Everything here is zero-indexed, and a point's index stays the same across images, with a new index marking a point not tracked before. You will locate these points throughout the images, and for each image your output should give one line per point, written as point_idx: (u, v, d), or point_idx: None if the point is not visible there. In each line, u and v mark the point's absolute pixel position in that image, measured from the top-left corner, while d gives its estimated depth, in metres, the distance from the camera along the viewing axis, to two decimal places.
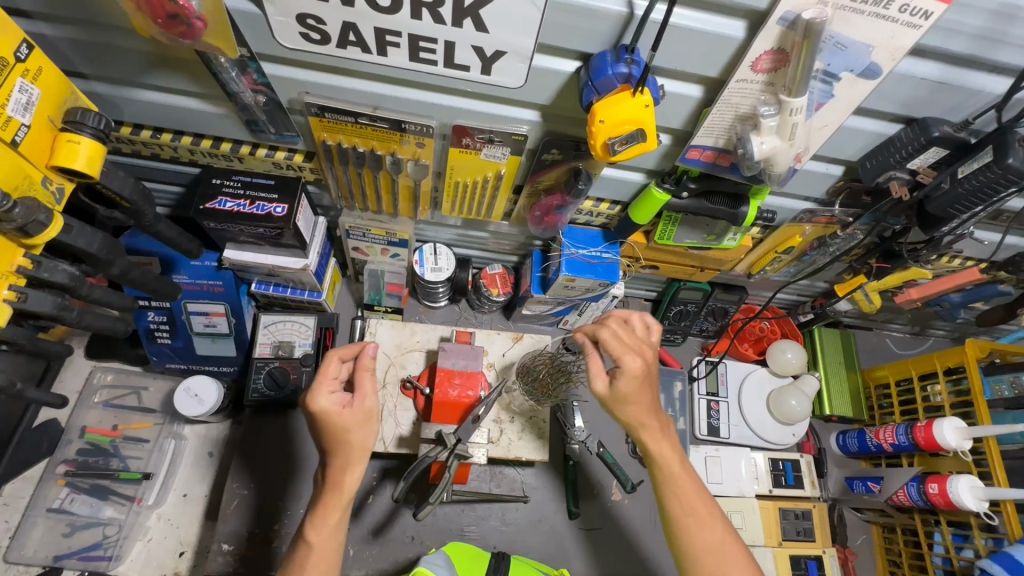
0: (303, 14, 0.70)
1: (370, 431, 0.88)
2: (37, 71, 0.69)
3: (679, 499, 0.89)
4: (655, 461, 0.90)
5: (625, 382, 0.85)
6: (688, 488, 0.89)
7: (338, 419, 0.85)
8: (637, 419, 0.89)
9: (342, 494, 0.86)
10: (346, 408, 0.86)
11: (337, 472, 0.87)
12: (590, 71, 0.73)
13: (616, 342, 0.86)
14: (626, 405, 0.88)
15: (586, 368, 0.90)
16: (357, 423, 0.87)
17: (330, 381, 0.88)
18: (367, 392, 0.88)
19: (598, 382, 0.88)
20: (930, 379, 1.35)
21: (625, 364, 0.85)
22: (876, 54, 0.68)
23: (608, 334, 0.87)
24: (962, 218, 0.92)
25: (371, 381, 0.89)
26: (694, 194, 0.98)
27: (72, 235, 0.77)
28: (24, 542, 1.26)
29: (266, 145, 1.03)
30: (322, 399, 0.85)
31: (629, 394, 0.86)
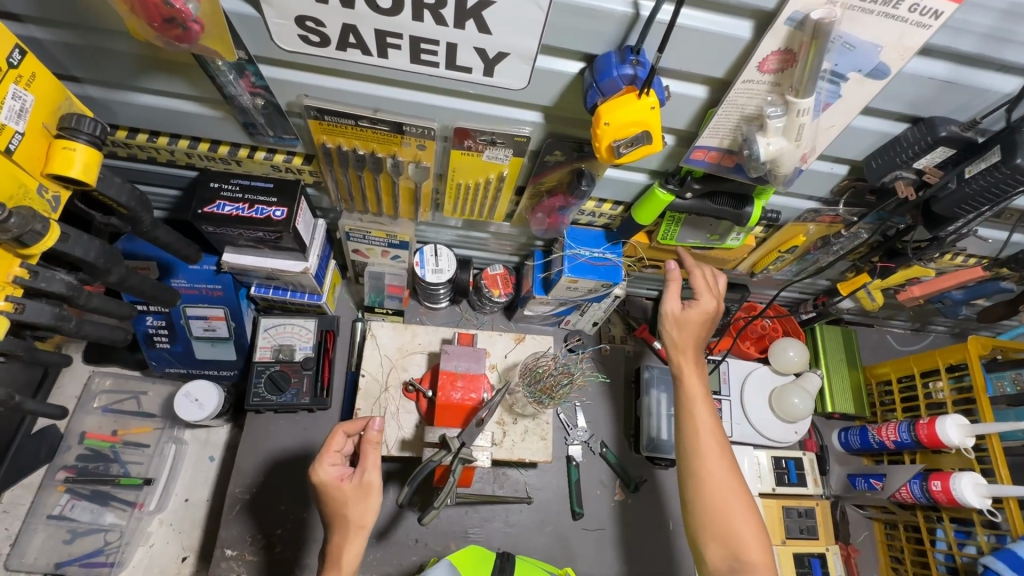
0: (302, 16, 0.69)
1: (369, 508, 0.92)
2: (31, 78, 0.67)
3: (691, 427, 0.97)
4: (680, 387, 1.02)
5: (692, 314, 1.02)
6: (705, 420, 0.98)
7: (340, 491, 0.91)
8: (678, 347, 1.03)
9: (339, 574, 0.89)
10: (346, 480, 0.92)
11: (336, 544, 0.91)
12: (595, 73, 0.72)
13: (706, 282, 1.03)
14: (677, 330, 1.03)
15: (665, 290, 1.03)
16: (354, 497, 0.92)
17: (334, 454, 0.94)
18: (368, 468, 0.93)
19: (667, 304, 1.03)
20: (932, 375, 1.35)
21: (708, 301, 1.02)
22: (884, 54, 0.67)
23: (698, 273, 1.04)
24: (968, 218, 0.92)
25: (375, 457, 0.94)
26: (698, 194, 0.97)
27: (69, 243, 0.75)
28: (24, 549, 1.26)
29: (264, 148, 1.01)
30: (325, 471, 0.92)
31: (690, 324, 1.02)
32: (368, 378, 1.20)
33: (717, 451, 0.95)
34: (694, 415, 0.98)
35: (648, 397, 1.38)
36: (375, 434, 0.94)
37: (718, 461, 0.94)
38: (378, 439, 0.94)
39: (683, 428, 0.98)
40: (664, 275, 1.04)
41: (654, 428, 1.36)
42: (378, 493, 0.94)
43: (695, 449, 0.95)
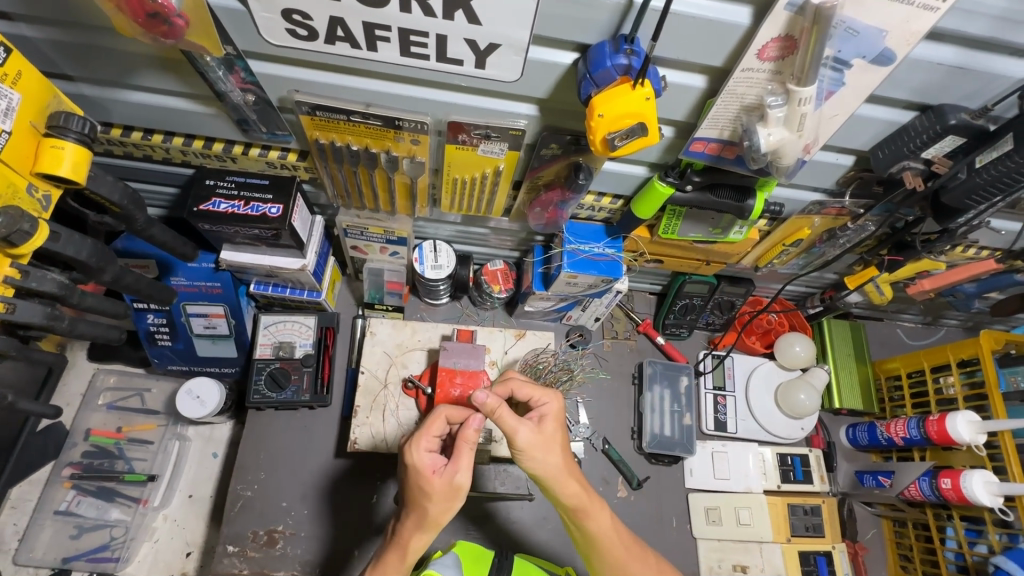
0: (288, 9, 0.67)
1: (450, 508, 0.83)
2: (16, 75, 0.67)
3: (610, 554, 0.86)
4: (587, 520, 0.85)
5: (549, 423, 0.86)
6: (616, 540, 0.87)
7: (429, 484, 0.81)
8: (564, 470, 0.83)
9: (403, 556, 0.85)
10: (436, 473, 0.82)
11: (406, 533, 0.84)
12: (589, 64, 0.70)
13: (532, 386, 0.89)
14: (549, 455, 0.83)
15: (506, 422, 0.81)
16: (441, 495, 0.81)
17: (429, 438, 0.84)
18: (461, 470, 0.81)
19: (519, 435, 0.81)
20: (942, 371, 1.32)
21: (555, 402, 0.88)
22: (890, 39, 0.64)
23: (516, 384, 0.89)
24: (979, 209, 0.89)
25: (469, 457, 0.83)
26: (699, 187, 0.95)
27: (60, 243, 0.75)
28: (32, 544, 1.27)
29: (259, 144, 1.01)
30: (419, 458, 0.81)
31: (552, 435, 0.85)
32: (367, 375, 1.20)
33: (641, 563, 0.88)
34: (608, 542, 0.86)
35: (649, 394, 1.38)
36: (470, 432, 0.81)
37: (650, 575, 0.88)
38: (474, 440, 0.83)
39: (603, 557, 0.87)
40: (481, 411, 0.80)
41: (656, 424, 1.36)
42: (464, 497, 0.83)
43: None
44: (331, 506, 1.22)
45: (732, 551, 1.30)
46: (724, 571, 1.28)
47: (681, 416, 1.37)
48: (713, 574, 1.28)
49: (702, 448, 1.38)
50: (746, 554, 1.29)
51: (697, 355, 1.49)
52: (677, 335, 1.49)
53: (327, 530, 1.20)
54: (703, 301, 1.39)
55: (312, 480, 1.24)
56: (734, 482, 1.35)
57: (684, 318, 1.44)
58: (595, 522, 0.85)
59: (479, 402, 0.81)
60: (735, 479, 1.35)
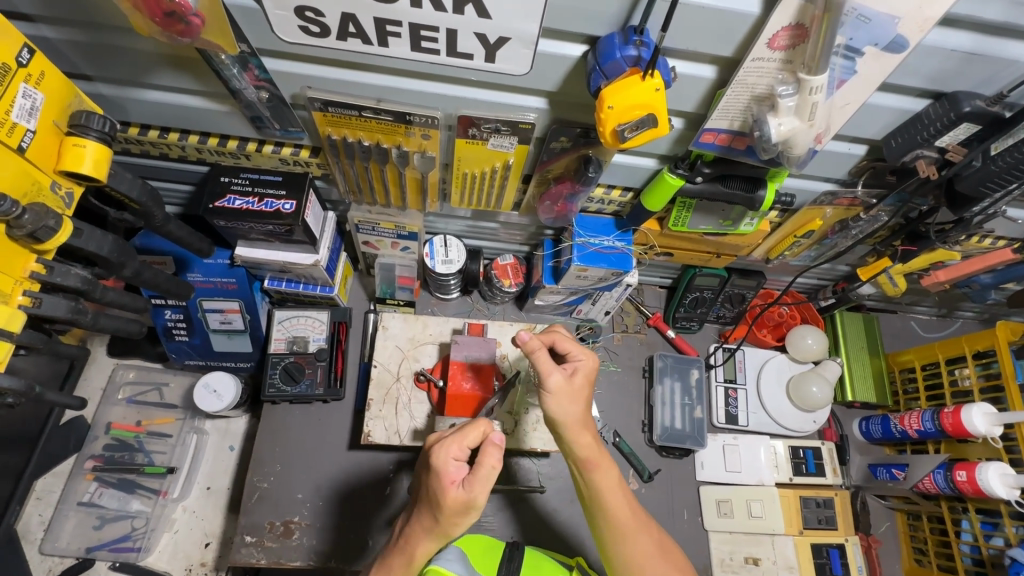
0: (301, 6, 0.68)
1: (460, 524, 0.79)
2: (40, 76, 0.69)
3: (614, 517, 0.87)
4: (595, 473, 0.87)
5: (579, 378, 0.88)
6: (622, 499, 0.88)
7: (445, 496, 0.77)
8: (580, 422, 0.87)
9: (410, 562, 0.85)
10: (456, 486, 0.77)
11: (413, 534, 0.85)
12: (598, 56, 0.70)
13: (572, 341, 0.91)
14: (572, 405, 0.86)
15: (539, 364, 0.86)
16: (453, 508, 0.77)
17: (458, 448, 0.80)
18: (477, 489, 0.76)
19: (550, 378, 0.85)
20: (957, 362, 1.31)
21: (591, 360, 0.90)
22: (903, 26, 0.64)
23: (557, 338, 0.92)
24: (995, 198, 0.88)
25: (489, 479, 0.77)
26: (709, 178, 0.95)
27: (83, 238, 0.77)
28: (57, 534, 1.31)
29: (272, 141, 1.02)
30: (443, 464, 0.77)
31: (577, 390, 0.88)
32: (380, 369, 1.21)
33: (642, 531, 0.87)
34: (611, 501, 0.87)
35: (660, 387, 1.39)
36: (494, 457, 0.77)
37: (653, 546, 0.87)
38: (498, 462, 0.77)
39: (605, 518, 0.87)
40: (521, 348, 0.88)
41: (667, 417, 1.36)
42: (474, 516, 0.78)
43: (630, 545, 0.86)
44: (345, 499, 1.24)
45: (743, 543, 1.30)
46: (736, 563, 1.28)
47: (692, 409, 1.37)
48: (725, 566, 1.28)
49: (714, 442, 1.38)
50: (757, 546, 1.29)
51: (707, 348, 1.49)
52: (687, 328, 1.49)
53: (340, 522, 1.21)
54: (713, 294, 1.39)
55: (326, 473, 1.26)
56: (746, 475, 1.35)
57: (694, 311, 1.44)
58: (602, 477, 0.87)
59: (521, 342, 0.89)
60: (747, 472, 1.35)
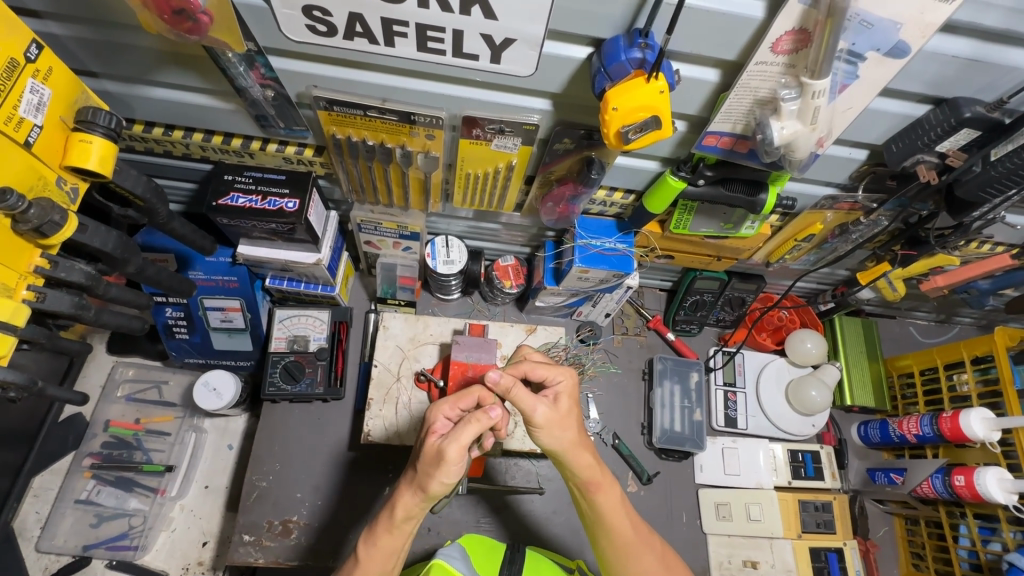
0: (309, 6, 0.69)
1: (435, 477, 0.76)
2: (47, 72, 0.69)
3: (616, 532, 0.87)
4: (598, 495, 0.86)
5: (564, 401, 0.84)
6: (624, 517, 0.87)
7: (425, 442, 0.80)
8: (577, 444, 0.83)
9: (392, 522, 0.81)
10: (438, 436, 0.80)
11: (396, 494, 0.81)
12: (603, 58, 0.71)
13: (545, 366, 0.87)
14: (564, 431, 0.82)
15: (521, 402, 0.79)
16: (428, 457, 0.77)
17: (453, 407, 0.84)
18: (452, 437, 0.74)
19: (537, 413, 0.81)
20: (955, 368, 1.32)
21: (569, 380, 0.87)
22: (905, 31, 0.65)
23: (528, 367, 0.87)
24: (994, 204, 0.89)
25: (465, 432, 0.74)
26: (711, 181, 0.95)
27: (87, 234, 0.77)
28: (54, 532, 1.31)
29: (276, 140, 1.03)
30: (432, 415, 0.82)
31: (560, 417, 0.82)
32: (381, 368, 1.21)
33: (644, 549, 0.87)
34: (614, 521, 0.86)
35: (659, 389, 1.39)
36: (485, 416, 0.75)
37: (652, 554, 0.88)
38: (480, 418, 0.75)
39: (608, 536, 0.87)
40: (494, 390, 0.80)
41: (666, 419, 1.36)
42: (446, 470, 0.75)
43: (626, 557, 0.87)
44: (345, 499, 1.23)
45: (742, 547, 1.30)
46: (734, 567, 1.28)
47: (691, 412, 1.38)
48: (723, 569, 1.28)
49: (713, 444, 1.39)
50: (756, 550, 1.29)
51: (707, 351, 1.50)
52: (687, 332, 1.50)
53: (338, 521, 1.21)
54: (714, 297, 1.39)
55: (326, 472, 1.26)
56: (745, 478, 1.35)
57: (694, 314, 1.45)
58: (605, 498, 0.86)
59: (493, 382, 0.80)
60: (746, 475, 1.35)
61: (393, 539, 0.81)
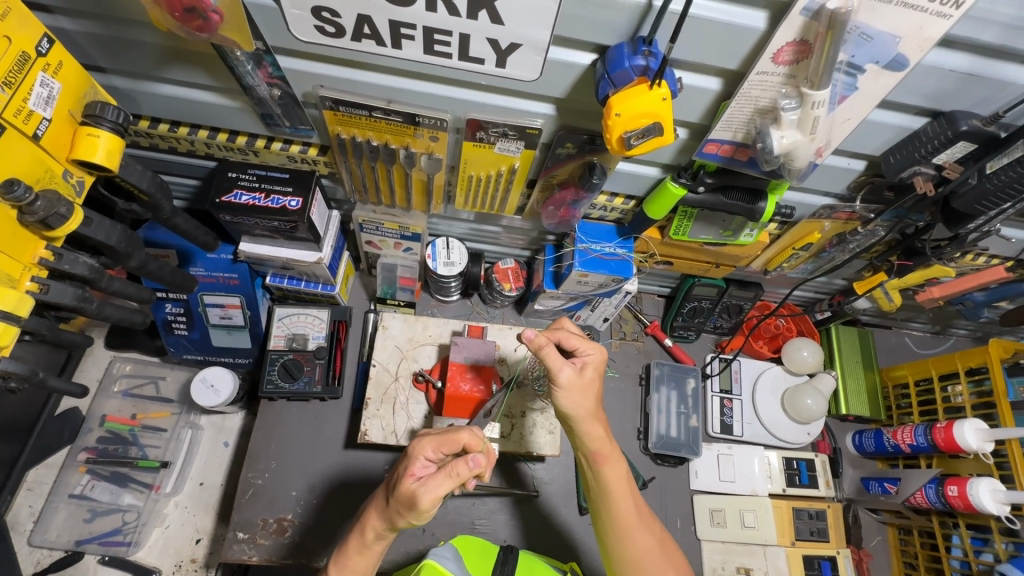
0: (318, 7, 0.70)
1: (405, 517, 0.77)
2: (58, 66, 0.70)
3: (618, 508, 0.88)
4: (603, 467, 0.89)
5: (589, 371, 0.89)
6: (627, 495, 0.89)
7: (401, 484, 0.77)
8: (591, 414, 0.89)
9: (362, 543, 0.83)
10: (413, 479, 0.78)
11: (366, 514, 0.84)
12: (607, 64, 0.72)
13: (579, 338, 0.91)
14: (583, 398, 0.88)
15: (549, 361, 0.87)
16: (401, 496, 0.77)
17: (435, 450, 0.82)
18: (426, 487, 0.75)
19: (561, 374, 0.87)
20: (950, 379, 1.32)
21: (599, 354, 0.90)
22: (904, 45, 0.66)
23: (563, 335, 0.91)
24: (990, 215, 0.90)
25: (441, 484, 0.75)
26: (711, 188, 0.96)
27: (92, 227, 0.78)
28: (47, 526, 1.30)
29: (281, 138, 1.03)
30: (414, 454, 0.80)
31: (581, 385, 0.88)
32: (379, 368, 1.22)
33: (643, 528, 0.88)
34: (618, 497, 0.89)
35: (656, 395, 1.40)
36: (463, 467, 0.76)
37: (649, 538, 0.88)
38: (458, 473, 0.75)
39: (609, 510, 0.89)
40: (527, 346, 0.87)
41: (662, 425, 1.37)
42: (417, 515, 0.75)
43: (624, 535, 0.88)
44: (340, 499, 1.23)
45: (736, 553, 1.30)
46: (728, 573, 1.28)
47: (687, 418, 1.38)
48: (717, 575, 1.28)
49: (708, 451, 1.39)
50: (750, 557, 1.30)
51: (704, 358, 1.50)
52: (685, 338, 1.50)
53: (333, 520, 1.21)
54: (711, 304, 1.40)
55: (322, 471, 1.26)
56: (740, 485, 1.36)
57: (692, 321, 1.45)
58: (611, 471, 0.89)
59: (527, 338, 0.88)
60: (741, 482, 1.36)
61: (362, 558, 0.84)
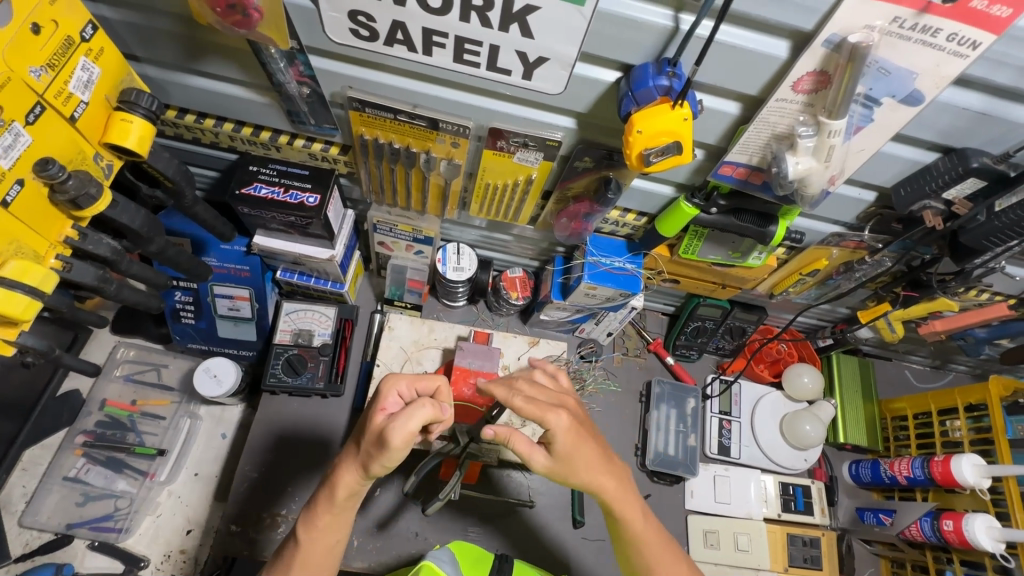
0: (354, 10, 0.72)
1: (378, 459, 0.77)
2: (99, 52, 0.72)
3: (638, 539, 0.87)
4: (622, 511, 0.86)
5: (562, 446, 0.80)
6: (647, 526, 0.88)
7: (372, 420, 0.80)
8: (591, 476, 0.82)
9: (332, 500, 0.82)
10: (384, 415, 0.81)
11: (338, 467, 0.83)
12: (631, 82, 0.74)
13: (533, 409, 0.78)
14: (572, 470, 0.81)
15: (519, 449, 0.81)
16: (373, 434, 0.79)
17: (406, 388, 0.86)
18: (397, 422, 0.75)
19: (534, 459, 0.81)
20: (949, 414, 1.33)
21: (573, 403, 0.85)
22: (920, 81, 0.68)
23: (518, 405, 0.79)
24: (997, 252, 0.92)
25: (411, 417, 0.75)
26: (724, 210, 0.98)
27: (118, 210, 0.79)
28: (39, 508, 1.30)
29: (304, 136, 1.05)
30: (386, 391, 0.84)
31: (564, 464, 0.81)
32: (383, 369, 1.22)
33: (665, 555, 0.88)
34: (637, 530, 0.87)
35: (656, 412, 1.40)
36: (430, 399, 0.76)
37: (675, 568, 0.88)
38: (426, 404, 0.77)
39: (628, 542, 0.88)
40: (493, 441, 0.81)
41: (661, 443, 1.37)
42: (391, 453, 0.75)
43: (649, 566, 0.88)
44: None
45: None
46: None
47: (686, 437, 1.38)
48: None
49: (705, 471, 1.39)
50: None
51: (705, 378, 1.51)
52: (687, 357, 1.51)
53: None
54: (715, 325, 1.42)
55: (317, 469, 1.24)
56: (735, 507, 1.35)
57: (695, 340, 1.46)
58: (629, 513, 0.86)
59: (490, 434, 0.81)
60: (736, 505, 1.36)
61: (333, 520, 0.83)
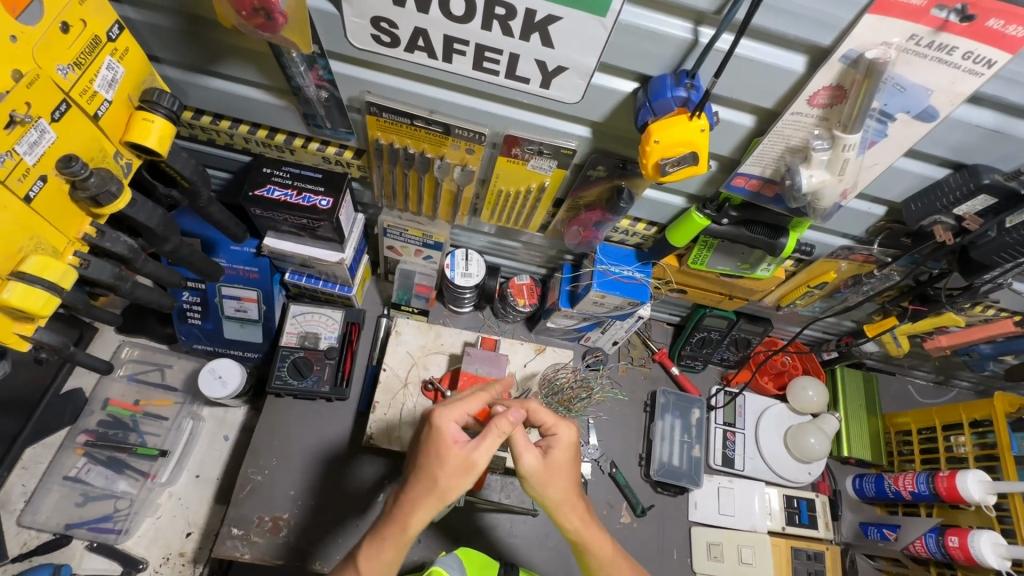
0: (377, 17, 0.73)
1: (457, 487, 0.77)
2: (124, 51, 0.72)
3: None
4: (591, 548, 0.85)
5: (555, 454, 0.84)
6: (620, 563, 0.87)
7: (449, 452, 0.76)
8: (563, 502, 0.83)
9: (404, 534, 0.77)
10: (460, 445, 0.77)
11: (409, 501, 0.78)
12: (649, 93, 0.75)
13: (551, 414, 0.85)
14: (551, 485, 0.82)
15: (515, 444, 0.81)
16: (456, 467, 0.76)
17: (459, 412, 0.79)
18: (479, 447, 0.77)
19: (524, 459, 0.81)
20: (953, 430, 1.33)
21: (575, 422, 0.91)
22: (935, 98, 0.69)
23: (534, 407, 0.85)
24: (1006, 268, 0.93)
25: (494, 442, 0.78)
26: (735, 221, 0.99)
27: (135, 209, 0.80)
28: (38, 507, 1.28)
29: (318, 139, 1.06)
30: (446, 423, 0.77)
31: (554, 473, 0.82)
32: (389, 373, 1.22)
33: None
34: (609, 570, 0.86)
35: (660, 422, 1.40)
36: (504, 421, 0.77)
37: None
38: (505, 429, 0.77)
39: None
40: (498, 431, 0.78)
41: (665, 453, 1.37)
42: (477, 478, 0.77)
43: None
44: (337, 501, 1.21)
45: None
46: None
47: (690, 447, 1.38)
48: None
49: (709, 482, 1.39)
50: None
51: (709, 389, 1.51)
52: (691, 367, 1.51)
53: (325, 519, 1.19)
54: (720, 335, 1.42)
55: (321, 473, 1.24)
56: (738, 519, 1.35)
57: (700, 351, 1.46)
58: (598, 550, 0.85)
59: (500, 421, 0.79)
60: (740, 517, 1.35)
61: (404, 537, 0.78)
